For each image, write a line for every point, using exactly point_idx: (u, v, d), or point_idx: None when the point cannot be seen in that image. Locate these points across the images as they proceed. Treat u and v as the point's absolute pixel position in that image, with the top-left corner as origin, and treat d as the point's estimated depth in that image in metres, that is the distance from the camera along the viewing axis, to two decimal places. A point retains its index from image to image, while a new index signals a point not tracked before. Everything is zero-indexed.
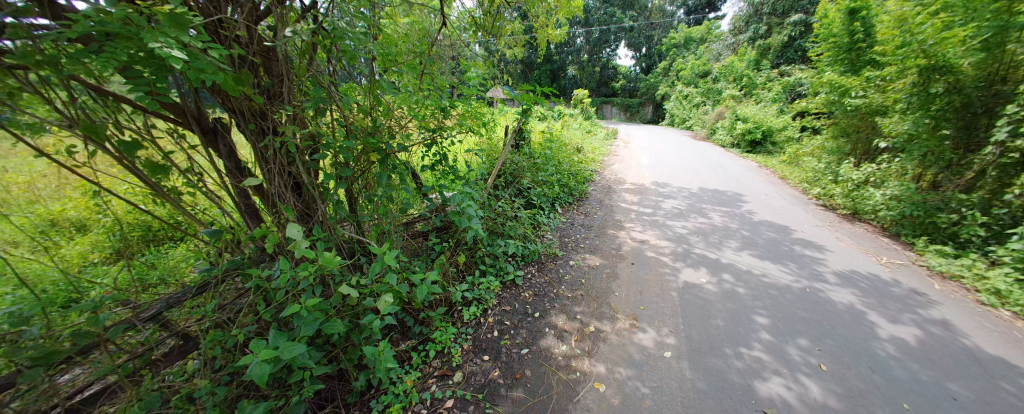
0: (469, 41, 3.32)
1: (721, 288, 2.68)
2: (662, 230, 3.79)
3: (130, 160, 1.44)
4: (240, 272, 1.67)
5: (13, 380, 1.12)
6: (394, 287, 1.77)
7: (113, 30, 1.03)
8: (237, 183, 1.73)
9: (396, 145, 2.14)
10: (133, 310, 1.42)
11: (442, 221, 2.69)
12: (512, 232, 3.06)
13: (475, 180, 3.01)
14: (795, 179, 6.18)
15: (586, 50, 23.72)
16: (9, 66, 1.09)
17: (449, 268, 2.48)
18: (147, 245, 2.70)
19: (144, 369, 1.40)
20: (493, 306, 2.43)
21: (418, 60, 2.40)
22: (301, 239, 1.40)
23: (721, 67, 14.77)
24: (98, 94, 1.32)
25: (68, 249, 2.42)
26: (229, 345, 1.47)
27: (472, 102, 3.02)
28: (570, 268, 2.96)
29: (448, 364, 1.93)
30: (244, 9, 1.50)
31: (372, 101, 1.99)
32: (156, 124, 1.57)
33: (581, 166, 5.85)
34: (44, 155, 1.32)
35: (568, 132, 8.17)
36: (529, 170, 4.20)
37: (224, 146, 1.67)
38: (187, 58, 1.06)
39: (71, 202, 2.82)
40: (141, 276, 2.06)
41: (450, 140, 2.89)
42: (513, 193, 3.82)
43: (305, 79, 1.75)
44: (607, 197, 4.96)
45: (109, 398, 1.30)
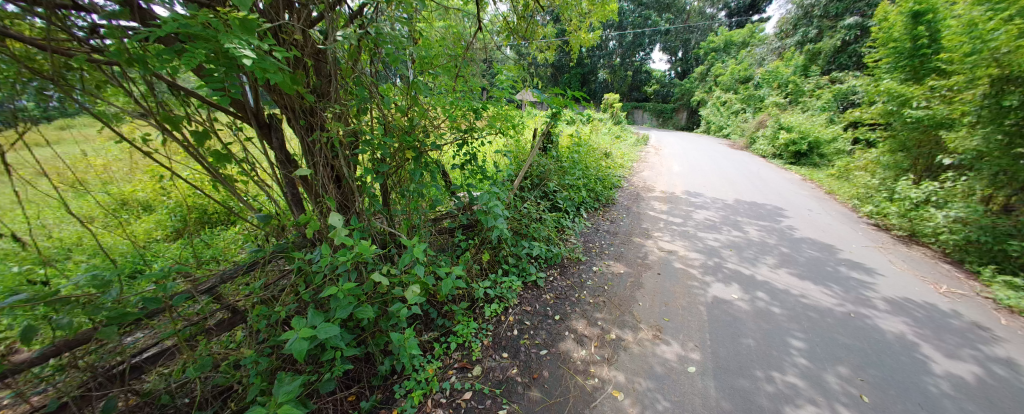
0: (501, 46, 3.40)
1: (753, 306, 2.56)
2: (693, 242, 3.65)
3: (196, 149, 1.61)
4: (284, 255, 1.81)
5: (90, 336, 1.29)
6: (421, 279, 1.86)
7: (194, 33, 1.17)
8: (286, 173, 1.89)
9: (430, 144, 2.25)
10: (193, 283, 1.59)
11: (469, 219, 2.77)
12: (536, 234, 3.07)
13: (502, 181, 3.07)
14: (844, 194, 5.73)
15: (618, 53, 23.39)
16: (102, 63, 1.30)
17: (473, 265, 2.54)
18: (202, 226, 3.00)
19: (199, 336, 1.55)
20: (515, 306, 2.46)
21: (453, 64, 2.49)
22: (341, 227, 1.49)
23: (765, 72, 14.05)
24: (174, 88, 1.51)
25: (137, 226, 2.74)
26: (273, 321, 1.61)
27: (503, 104, 3.09)
28: (593, 274, 2.94)
29: (468, 358, 1.99)
30: (300, 17, 1.66)
31: (410, 102, 2.10)
32: (220, 118, 1.74)
33: (609, 171, 5.78)
34: (124, 141, 1.50)
35: (597, 137, 8.06)
36: (556, 173, 4.20)
37: (278, 139, 1.83)
38: (256, 58, 1.18)
39: (140, 184, 3.18)
40: (198, 253, 2.30)
41: (480, 141, 2.97)
42: (539, 195, 3.84)
43: (351, 80, 1.89)
44: (635, 204, 4.88)
45: (168, 360, 1.49)
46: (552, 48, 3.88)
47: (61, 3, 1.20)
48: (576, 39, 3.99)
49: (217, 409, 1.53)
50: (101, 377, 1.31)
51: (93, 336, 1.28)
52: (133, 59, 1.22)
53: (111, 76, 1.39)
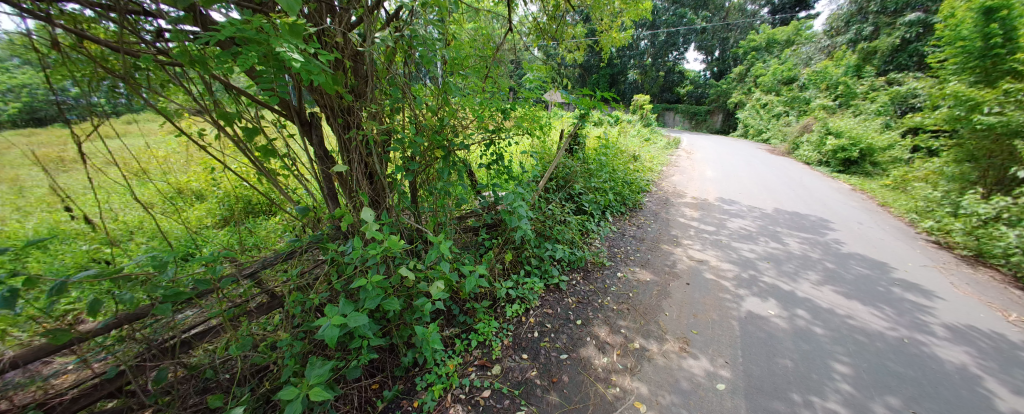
0: (530, 46, 3.42)
1: (792, 324, 2.40)
2: (726, 252, 3.48)
3: (245, 144, 1.72)
4: (319, 246, 1.90)
5: (146, 312, 1.42)
6: (445, 275, 1.90)
7: (248, 37, 1.25)
8: (324, 169, 1.99)
9: (458, 143, 2.29)
10: (238, 267, 1.72)
11: (493, 218, 2.80)
12: (560, 236, 3.04)
13: (527, 182, 3.06)
14: (899, 207, 5.24)
15: (650, 53, 22.68)
16: (166, 64, 1.43)
17: (495, 264, 2.56)
18: (247, 215, 3.22)
19: (242, 317, 1.67)
20: (536, 307, 2.45)
21: (483, 65, 2.53)
22: (373, 222, 1.55)
23: (812, 73, 13.14)
24: (227, 87, 1.62)
25: (191, 212, 2.99)
26: (307, 307, 1.71)
27: (530, 105, 3.09)
28: (618, 280, 2.87)
29: (488, 356, 2.01)
30: (341, 20, 1.75)
31: (440, 102, 2.15)
32: (267, 115, 1.86)
33: (637, 175, 5.62)
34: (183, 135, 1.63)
35: (625, 139, 7.85)
36: (582, 176, 4.13)
37: (317, 136, 1.92)
38: (302, 61, 1.26)
39: (194, 175, 3.47)
40: (242, 240, 2.48)
41: (507, 141, 2.99)
42: (564, 197, 3.80)
43: (385, 81, 1.96)
44: (664, 210, 4.72)
45: (213, 337, 1.61)
46: (581, 49, 3.85)
47: (133, 9, 1.35)
48: (607, 39, 3.93)
49: (254, 386, 1.63)
50: (155, 348, 1.44)
51: (149, 312, 1.41)
52: (195, 60, 1.33)
53: (174, 76, 1.52)
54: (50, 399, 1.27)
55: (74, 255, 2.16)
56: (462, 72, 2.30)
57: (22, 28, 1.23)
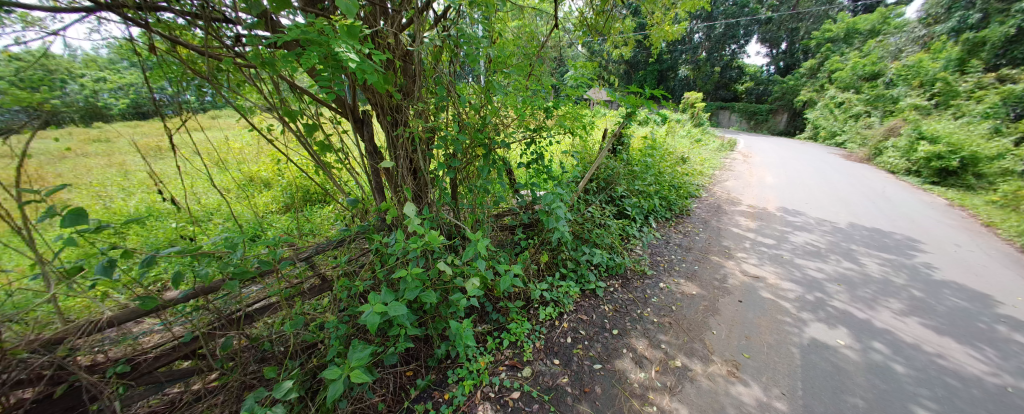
0: (574, 43, 3.33)
1: (866, 358, 2.10)
2: (788, 269, 3.14)
3: (305, 139, 1.86)
4: (366, 236, 2.02)
5: (218, 286, 1.59)
6: (481, 272, 1.92)
7: (311, 39, 1.33)
8: (373, 164, 2.10)
9: (499, 142, 2.30)
10: (296, 251, 1.87)
11: (530, 218, 2.78)
12: (599, 240, 2.94)
13: (566, 183, 2.99)
14: (1011, 227, 4.39)
15: (705, 47, 21.11)
16: (241, 66, 1.58)
17: (531, 265, 2.54)
18: (305, 203, 3.52)
19: (296, 296, 1.82)
20: (570, 312, 2.40)
21: (526, 63, 2.51)
22: (415, 216, 1.60)
23: (903, 67, 11.39)
24: (291, 86, 1.76)
25: (260, 199, 3.33)
26: (352, 293, 1.81)
27: (573, 103, 3.02)
28: (660, 291, 2.71)
29: (519, 357, 2.01)
30: (393, 22, 1.83)
31: (484, 101, 2.17)
32: (325, 113, 2.00)
33: (686, 179, 5.27)
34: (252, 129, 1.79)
35: (673, 140, 7.40)
36: (625, 178, 3.94)
37: (368, 133, 2.04)
38: (358, 61, 1.32)
39: (263, 166, 3.86)
40: (300, 227, 2.71)
41: (549, 140, 2.96)
42: (604, 200, 3.65)
43: (432, 80, 2.02)
44: (715, 218, 4.39)
45: (272, 313, 1.77)
46: (628, 45, 3.70)
47: (216, 17, 1.52)
48: (658, 33, 3.72)
49: (303, 361, 1.76)
50: (223, 319, 1.61)
51: (219, 287, 1.57)
52: (266, 62, 1.44)
53: (249, 77, 1.69)
54: (137, 355, 1.49)
55: (166, 231, 2.50)
56: (505, 70, 2.30)
57: (127, 35, 1.43)
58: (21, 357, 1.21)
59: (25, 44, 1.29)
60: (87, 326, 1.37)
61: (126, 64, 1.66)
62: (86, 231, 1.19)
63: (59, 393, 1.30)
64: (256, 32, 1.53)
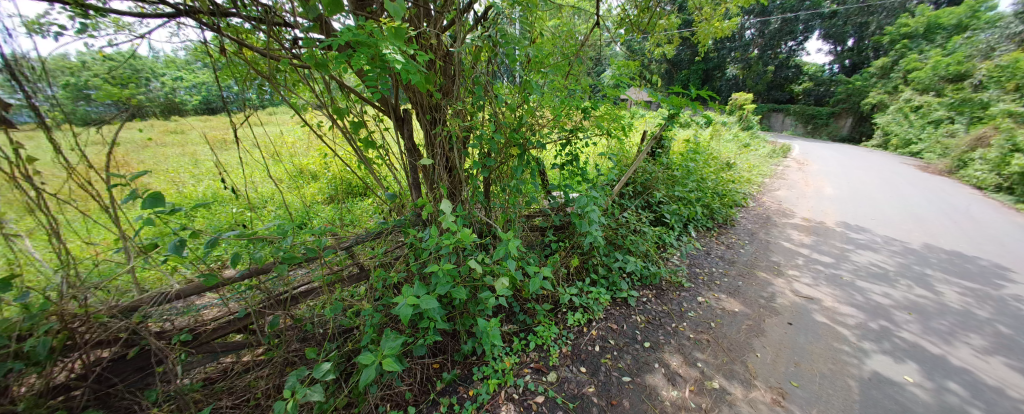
0: (614, 41, 3.24)
1: (940, 400, 1.84)
2: (847, 292, 2.83)
3: (351, 135, 1.96)
4: (402, 229, 2.09)
5: (269, 268, 1.71)
6: (511, 272, 1.92)
7: (361, 41, 1.38)
8: (412, 161, 2.18)
9: (534, 142, 2.29)
10: (338, 240, 1.97)
11: (561, 220, 2.73)
12: (633, 247, 2.83)
13: (601, 185, 2.91)
14: None
15: (758, 44, 19.60)
16: (298, 66, 1.69)
17: (560, 268, 2.50)
18: (347, 195, 3.72)
19: (337, 283, 1.93)
20: (600, 320, 2.33)
21: (565, 62, 2.47)
22: (449, 214, 1.62)
23: (999, 66, 9.91)
24: (342, 86, 1.85)
25: (307, 190, 3.58)
26: (387, 284, 1.88)
27: (611, 103, 2.93)
28: (697, 305, 2.57)
29: (545, 361, 1.99)
30: (435, 24, 1.89)
31: (521, 100, 2.17)
32: (370, 111, 2.09)
33: (730, 186, 4.94)
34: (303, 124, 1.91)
35: (718, 144, 6.96)
36: (665, 182, 3.75)
37: (408, 131, 2.14)
38: (403, 63, 1.36)
39: (311, 159, 4.14)
40: (342, 217, 2.87)
41: (585, 141, 2.90)
42: (640, 205, 3.51)
43: (471, 80, 2.05)
44: (763, 230, 4.07)
45: (315, 297, 1.89)
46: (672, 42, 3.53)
47: (277, 21, 1.65)
48: (706, 29, 3.51)
49: (340, 345, 1.86)
50: (272, 299, 1.74)
51: (269, 269, 1.69)
52: (320, 63, 1.53)
53: (304, 77, 1.81)
54: (198, 326, 1.65)
55: (228, 216, 2.75)
56: (543, 70, 2.28)
57: (202, 38, 1.57)
58: (101, 321, 1.39)
59: (118, 46, 1.59)
60: (160, 297, 1.53)
61: (199, 65, 1.89)
62: (164, 213, 1.32)
63: (131, 355, 1.46)
64: (312, 35, 1.64)
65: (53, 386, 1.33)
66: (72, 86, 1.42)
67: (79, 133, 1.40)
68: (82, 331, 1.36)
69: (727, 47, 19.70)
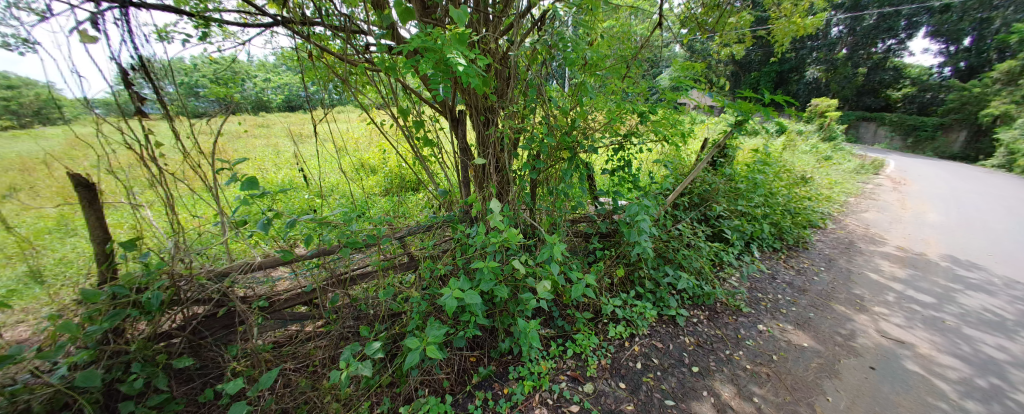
0: (675, 41, 3.06)
1: None
2: (949, 340, 2.38)
3: (410, 133, 2.09)
4: (450, 225, 2.17)
5: (333, 250, 1.88)
6: (553, 276, 1.91)
7: (428, 47, 1.46)
8: (464, 160, 2.26)
9: (586, 146, 2.25)
10: (393, 229, 2.11)
11: (608, 228, 2.64)
12: (685, 262, 2.65)
13: (653, 194, 2.77)
14: None
15: (848, 43, 17.22)
16: (370, 69, 1.83)
17: (604, 277, 2.42)
18: (401, 189, 3.96)
19: (390, 270, 2.07)
20: (643, 336, 2.23)
21: (622, 64, 2.39)
22: (497, 213, 1.65)
23: None
24: (405, 89, 1.98)
25: (367, 182, 3.87)
26: (434, 276, 1.97)
27: (670, 108, 2.77)
28: (757, 333, 2.34)
29: (582, 370, 1.95)
30: (494, 28, 1.98)
31: (574, 103, 2.15)
32: (428, 111, 2.22)
33: (805, 203, 4.41)
34: (369, 121, 2.07)
35: (792, 155, 6.24)
36: (727, 195, 3.45)
37: (462, 131, 2.22)
38: (466, 66, 1.42)
39: (371, 154, 4.47)
40: (397, 209, 3.05)
41: (639, 147, 2.81)
42: (696, 218, 3.27)
43: (526, 83, 2.08)
44: (842, 257, 3.57)
45: (370, 280, 2.04)
46: (742, 41, 3.25)
47: (354, 29, 1.83)
48: (784, 27, 3.18)
49: (388, 327, 1.98)
50: (333, 278, 1.92)
51: (333, 251, 1.85)
52: (389, 66, 1.66)
53: (372, 78, 1.96)
54: (273, 295, 1.87)
55: (301, 201, 3.08)
56: (599, 72, 2.23)
57: (293, 45, 1.79)
58: (201, 282, 1.64)
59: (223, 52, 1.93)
60: (246, 267, 1.76)
61: (284, 68, 2.16)
62: (255, 194, 1.51)
63: (219, 313, 1.70)
64: (383, 41, 1.81)
65: (160, 333, 1.59)
66: (183, 85, 1.67)
67: (193, 123, 1.67)
68: (184, 288, 1.61)
69: (809, 46, 17.58)
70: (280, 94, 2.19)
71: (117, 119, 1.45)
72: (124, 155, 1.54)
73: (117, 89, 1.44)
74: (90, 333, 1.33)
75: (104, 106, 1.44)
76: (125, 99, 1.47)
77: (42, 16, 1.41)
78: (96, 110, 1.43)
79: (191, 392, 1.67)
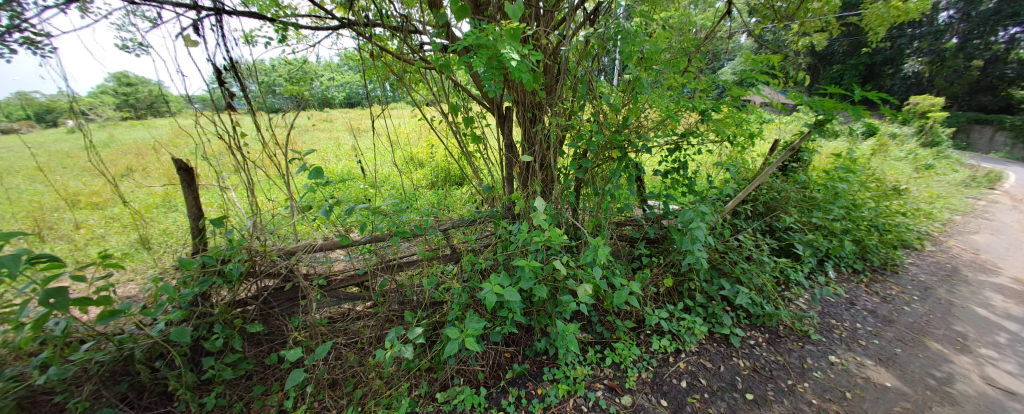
0: (744, 31, 2.78)
1: None
2: None
3: (458, 129, 2.13)
4: (492, 221, 2.19)
5: (382, 237, 1.98)
6: (595, 281, 1.84)
7: (481, 44, 1.46)
8: (509, 157, 2.27)
9: (638, 145, 2.13)
10: (438, 221, 2.19)
11: (656, 233, 2.50)
12: (743, 276, 2.41)
13: (711, 200, 2.56)
14: None
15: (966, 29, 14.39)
16: (424, 67, 1.90)
17: (649, 286, 2.30)
18: (446, 183, 4.08)
19: (433, 260, 2.15)
20: (690, 352, 2.09)
21: (682, 57, 2.22)
22: (541, 212, 1.61)
23: None
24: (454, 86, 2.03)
25: (415, 175, 4.04)
26: (475, 269, 2.01)
27: (735, 106, 2.52)
28: (826, 364, 2.08)
29: (620, 381, 1.88)
30: (545, 23, 1.97)
31: (627, 100, 2.04)
32: (476, 107, 2.25)
33: (897, 219, 3.80)
34: (420, 116, 2.14)
35: (882, 162, 5.41)
36: (798, 205, 3.08)
37: (508, 128, 2.23)
38: (518, 63, 1.39)
39: (420, 148, 4.67)
40: (442, 202, 3.16)
41: (697, 148, 2.60)
42: (759, 229, 2.97)
43: (577, 79, 2.01)
44: (943, 286, 3.03)
45: (415, 268, 2.13)
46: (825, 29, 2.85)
47: (411, 29, 1.92)
48: (883, 11, 2.73)
49: (430, 315, 2.06)
50: (382, 263, 2.04)
51: (383, 238, 1.96)
52: (443, 63, 1.70)
53: (425, 76, 2.02)
54: (331, 275, 2.03)
55: (357, 191, 3.30)
56: (656, 67, 2.10)
57: (355, 45, 1.90)
58: (272, 258, 1.83)
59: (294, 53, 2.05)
60: (309, 247, 1.93)
61: (346, 68, 2.27)
62: (320, 183, 1.63)
63: (286, 287, 1.89)
64: (438, 40, 1.88)
65: (237, 300, 1.81)
66: (263, 84, 1.84)
67: (270, 116, 1.86)
68: (259, 262, 1.81)
69: (909, 35, 14.82)
70: (342, 91, 2.34)
71: (212, 113, 1.64)
72: (215, 143, 1.76)
73: (212, 87, 1.64)
74: (184, 295, 1.55)
75: (201, 101, 1.65)
76: (218, 96, 1.66)
77: (153, 23, 1.65)
78: (195, 105, 1.64)
79: (260, 354, 1.88)
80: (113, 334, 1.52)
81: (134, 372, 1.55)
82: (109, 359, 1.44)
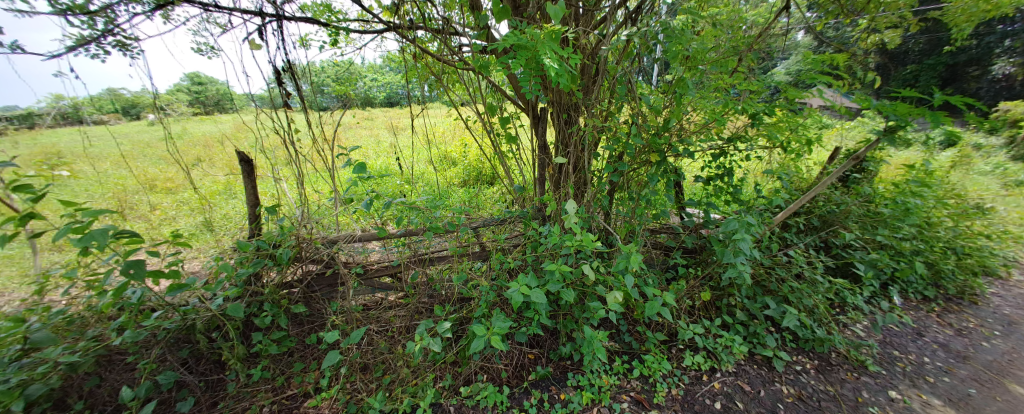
0: (803, 28, 2.55)
1: None
2: None
3: (492, 128, 2.15)
4: (521, 222, 2.19)
5: (415, 231, 2.04)
6: (626, 289, 1.78)
7: (521, 45, 1.45)
8: (542, 157, 2.26)
9: (679, 149, 2.03)
10: (469, 219, 2.22)
11: (694, 243, 2.38)
12: (791, 294, 2.23)
13: (757, 210, 2.38)
14: None
15: None
16: (462, 67, 1.92)
17: (684, 298, 2.20)
18: (478, 181, 4.13)
19: (463, 257, 2.18)
20: (726, 372, 1.97)
21: (733, 57, 2.08)
22: (574, 214, 1.58)
23: None
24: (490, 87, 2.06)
25: (448, 173, 4.14)
26: (503, 269, 2.02)
27: (790, 110, 2.32)
28: (885, 399, 1.87)
29: (648, 395, 1.81)
30: (585, 23, 1.94)
31: (669, 101, 1.94)
32: (511, 107, 2.25)
33: (983, 242, 3.33)
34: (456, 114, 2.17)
35: (965, 177, 4.75)
36: (860, 220, 2.79)
37: (542, 128, 2.22)
38: (557, 66, 1.38)
39: (455, 147, 4.77)
40: (473, 201, 3.20)
41: (745, 154, 2.42)
42: (811, 244, 2.73)
43: (618, 80, 1.95)
44: None
45: (445, 263, 2.18)
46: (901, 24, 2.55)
47: (451, 31, 1.95)
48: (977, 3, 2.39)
49: (458, 310, 2.10)
50: (414, 257, 2.10)
51: (415, 233, 2.02)
52: (482, 65, 1.72)
53: (462, 77, 2.06)
54: (367, 264, 2.13)
55: (393, 186, 3.43)
56: (702, 67, 1.98)
57: (398, 47, 1.98)
58: (315, 245, 1.94)
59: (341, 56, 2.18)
60: (349, 237, 2.03)
61: (388, 69, 2.35)
62: (361, 177, 1.70)
63: (327, 273, 2.00)
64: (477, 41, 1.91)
65: (284, 282, 1.94)
66: (314, 84, 1.96)
67: (319, 113, 1.97)
68: (305, 249, 1.93)
69: (998, 32, 12.12)
70: (383, 91, 2.43)
71: (270, 110, 1.78)
72: (270, 137, 1.90)
73: (271, 87, 1.77)
74: (240, 274, 1.69)
75: (260, 99, 1.79)
76: (276, 95, 1.79)
77: (223, 27, 1.83)
78: (255, 103, 1.79)
79: (302, 333, 2.02)
80: (179, 304, 1.69)
81: (194, 340, 1.71)
82: (174, 327, 1.61)
